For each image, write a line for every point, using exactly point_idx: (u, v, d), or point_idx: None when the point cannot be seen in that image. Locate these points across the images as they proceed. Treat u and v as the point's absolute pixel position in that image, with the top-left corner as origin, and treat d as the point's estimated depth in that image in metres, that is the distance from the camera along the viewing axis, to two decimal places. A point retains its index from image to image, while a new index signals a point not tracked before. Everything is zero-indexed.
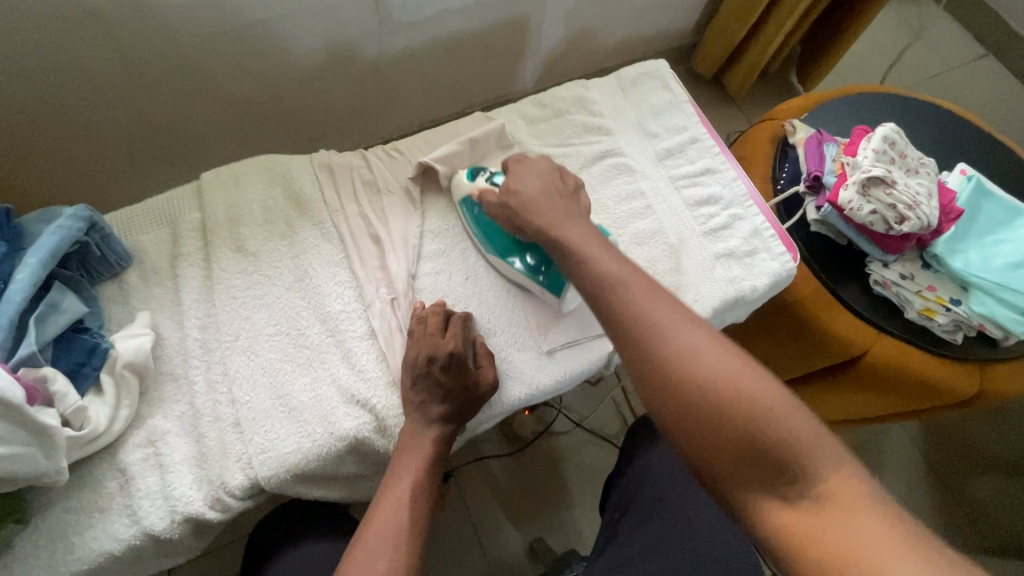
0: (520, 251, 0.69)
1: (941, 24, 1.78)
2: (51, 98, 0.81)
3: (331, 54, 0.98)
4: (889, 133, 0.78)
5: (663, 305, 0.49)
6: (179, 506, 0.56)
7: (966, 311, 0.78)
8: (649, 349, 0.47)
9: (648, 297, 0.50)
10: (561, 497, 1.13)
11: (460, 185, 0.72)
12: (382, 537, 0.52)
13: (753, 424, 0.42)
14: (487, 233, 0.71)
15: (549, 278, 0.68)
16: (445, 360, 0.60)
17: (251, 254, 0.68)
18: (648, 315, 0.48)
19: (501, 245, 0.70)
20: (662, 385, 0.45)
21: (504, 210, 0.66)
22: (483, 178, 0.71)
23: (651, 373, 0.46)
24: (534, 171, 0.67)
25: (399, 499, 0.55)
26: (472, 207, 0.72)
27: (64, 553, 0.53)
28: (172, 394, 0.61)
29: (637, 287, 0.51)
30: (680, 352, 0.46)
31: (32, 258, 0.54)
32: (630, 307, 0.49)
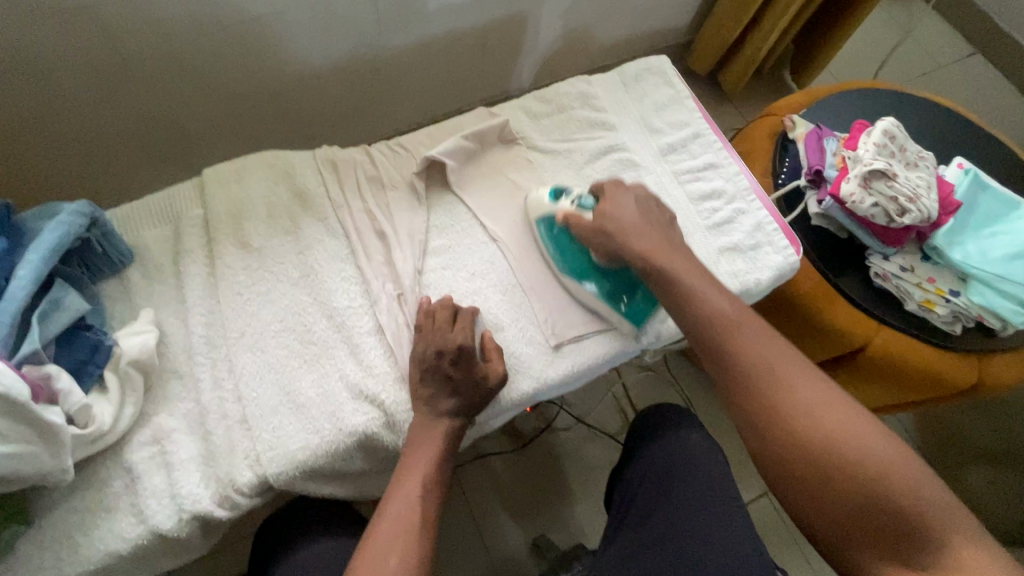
0: (601, 277, 0.70)
1: (930, 23, 1.81)
2: (46, 94, 0.80)
3: (330, 51, 0.97)
4: (890, 127, 0.78)
5: (773, 351, 0.54)
6: (186, 505, 0.55)
7: (965, 302, 0.79)
8: (761, 397, 0.52)
9: (767, 349, 0.54)
10: (564, 493, 1.13)
11: (541, 203, 0.72)
12: (394, 532, 0.51)
13: (868, 479, 0.46)
14: (572, 256, 0.71)
15: (631, 307, 0.70)
16: (454, 354, 0.60)
17: (255, 250, 0.67)
18: (765, 362, 0.53)
19: (581, 270, 0.71)
20: (779, 433, 0.50)
21: (602, 235, 0.67)
22: (568, 200, 0.72)
23: (765, 421, 0.51)
24: (631, 198, 0.69)
25: (410, 494, 0.55)
26: (552, 228, 0.72)
27: (68, 554, 0.52)
28: (177, 392, 0.60)
29: (745, 329, 0.56)
30: (800, 406, 0.50)
31: (34, 254, 0.54)
32: (748, 358, 0.54)
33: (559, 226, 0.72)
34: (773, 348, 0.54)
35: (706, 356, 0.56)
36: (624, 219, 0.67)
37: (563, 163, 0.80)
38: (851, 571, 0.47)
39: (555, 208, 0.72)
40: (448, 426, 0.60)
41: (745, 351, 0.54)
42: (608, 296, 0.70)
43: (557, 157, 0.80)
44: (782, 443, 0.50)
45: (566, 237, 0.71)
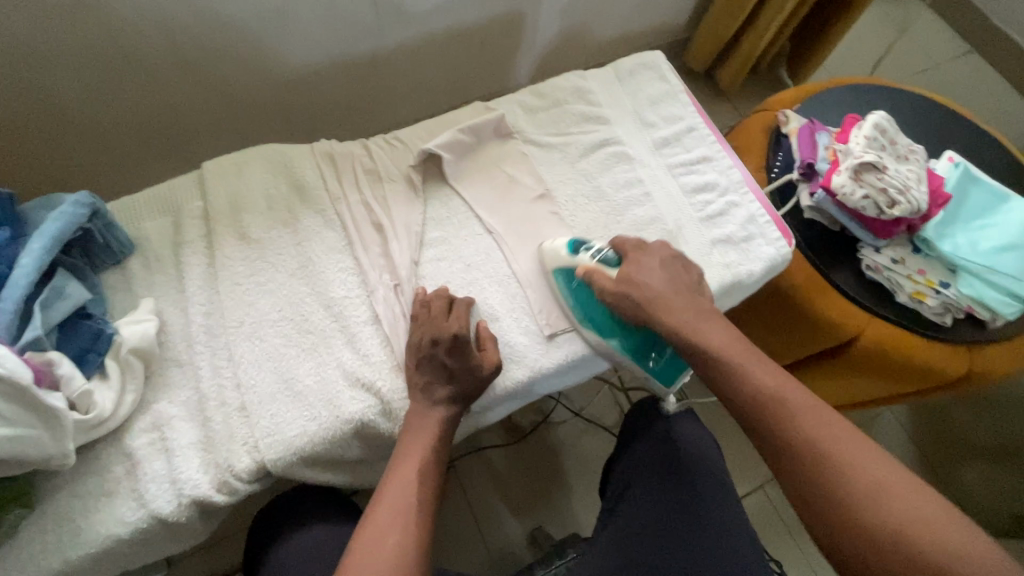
0: (627, 335, 0.70)
1: (927, 21, 1.82)
2: (47, 88, 0.81)
3: (329, 47, 0.98)
4: (880, 121, 0.79)
5: (824, 428, 0.52)
6: (186, 490, 0.56)
7: (955, 293, 0.80)
8: (815, 477, 0.50)
9: (815, 424, 0.52)
10: (560, 486, 1.14)
11: (559, 255, 0.70)
12: (390, 515, 0.52)
13: (941, 565, 0.43)
14: (597, 314, 0.70)
15: (659, 364, 0.72)
16: (449, 342, 0.61)
17: (254, 242, 0.68)
18: (815, 438, 0.52)
19: (605, 326, 0.70)
20: (838, 518, 0.48)
21: (629, 303, 0.66)
22: (588, 254, 0.70)
23: (822, 504, 0.49)
24: (657, 262, 0.68)
25: (407, 477, 0.56)
26: (571, 281, 0.70)
27: (70, 537, 0.53)
28: (177, 379, 0.61)
29: (794, 406, 0.54)
30: (858, 487, 0.48)
31: (37, 243, 0.55)
32: (798, 434, 0.52)
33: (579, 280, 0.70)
34: (826, 428, 0.52)
35: (756, 433, 0.55)
36: (653, 282, 0.66)
37: (559, 157, 0.81)
38: None
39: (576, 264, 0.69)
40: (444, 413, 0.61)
41: (797, 430, 0.52)
42: (636, 353, 0.71)
43: (552, 150, 0.81)
44: (843, 528, 0.48)
45: (588, 292, 0.70)
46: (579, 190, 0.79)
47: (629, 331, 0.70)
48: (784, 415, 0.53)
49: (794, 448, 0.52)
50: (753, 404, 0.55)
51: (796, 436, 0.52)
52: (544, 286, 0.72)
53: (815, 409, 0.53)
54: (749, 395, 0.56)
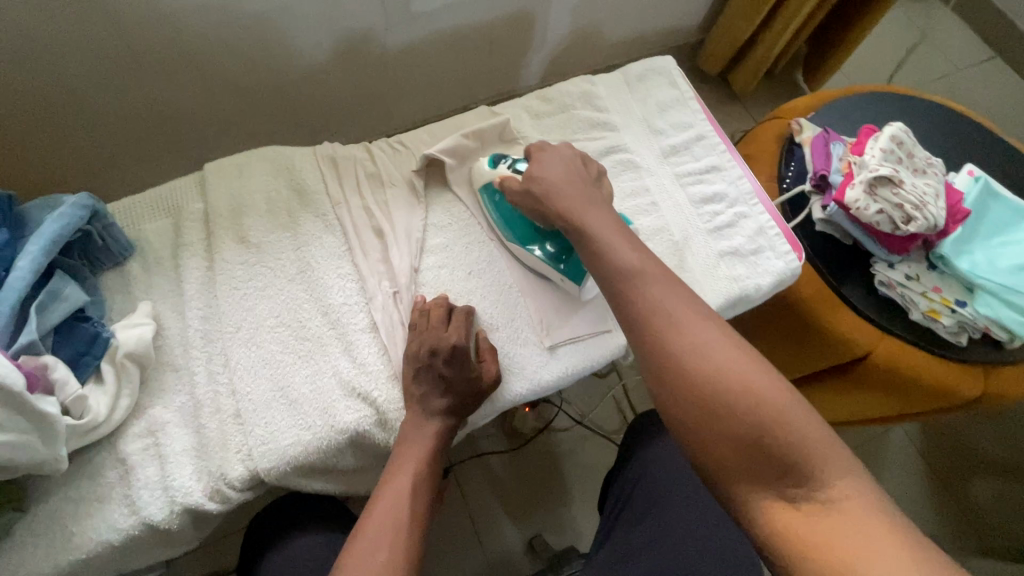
0: (540, 238, 0.70)
1: (949, 25, 1.78)
2: (54, 86, 0.81)
3: (337, 46, 0.98)
4: (898, 132, 0.77)
5: (682, 303, 0.49)
6: (178, 497, 0.56)
7: (971, 312, 0.78)
8: (655, 336, 0.48)
9: (664, 292, 0.50)
10: (560, 493, 1.12)
11: (482, 172, 0.72)
12: (382, 525, 0.52)
13: (752, 412, 0.43)
14: (513, 222, 0.71)
15: (571, 266, 0.69)
16: (448, 352, 0.60)
17: (253, 245, 0.68)
18: (660, 302, 0.49)
19: (522, 231, 0.70)
20: (668, 370, 0.46)
21: (527, 197, 0.65)
22: (505, 165, 0.71)
23: (656, 361, 0.47)
24: (557, 158, 0.67)
25: (399, 488, 0.56)
26: (494, 195, 0.72)
27: (62, 542, 0.53)
28: (173, 384, 0.61)
29: (654, 283, 0.51)
30: (692, 346, 0.46)
31: (34, 246, 0.54)
32: (645, 297, 0.50)
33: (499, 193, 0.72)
34: (683, 304, 0.49)
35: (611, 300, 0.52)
36: (546, 176, 0.64)
37: None
38: (734, 508, 0.43)
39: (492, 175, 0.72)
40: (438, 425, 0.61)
41: (649, 294, 0.50)
42: (550, 257, 0.69)
43: None
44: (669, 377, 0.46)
45: (506, 202, 0.71)
46: None
47: (543, 235, 0.69)
48: (643, 289, 0.51)
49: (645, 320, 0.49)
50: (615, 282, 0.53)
51: (650, 308, 0.49)
52: (472, 207, 0.75)
53: (676, 286, 0.51)
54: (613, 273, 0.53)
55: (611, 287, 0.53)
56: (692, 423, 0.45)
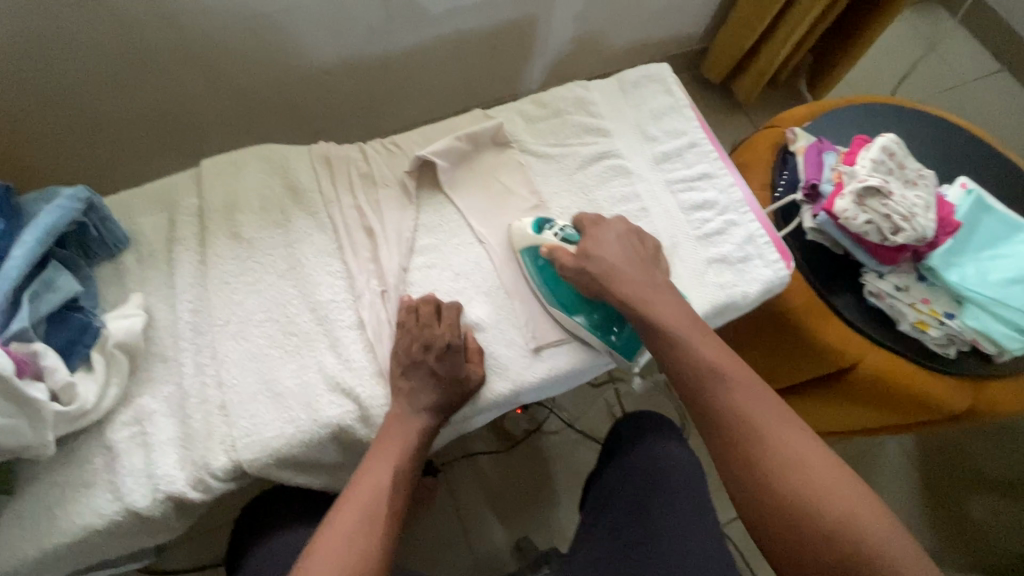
0: (589, 309, 0.69)
1: (956, 38, 1.77)
2: (60, 80, 0.83)
3: (339, 49, 0.99)
4: (889, 144, 0.77)
5: (762, 409, 0.56)
6: (161, 485, 0.57)
7: (959, 325, 0.77)
8: (741, 445, 0.55)
9: (746, 399, 0.57)
10: (549, 496, 1.13)
11: (526, 235, 0.71)
12: (354, 518, 0.52)
13: (830, 520, 0.49)
14: (560, 289, 0.70)
15: (621, 339, 0.70)
16: (443, 348, 0.62)
17: (246, 241, 0.69)
18: (742, 408, 0.56)
19: (569, 301, 0.70)
20: (753, 476, 0.53)
21: (584, 275, 0.67)
22: (552, 232, 0.71)
23: (743, 468, 0.54)
24: (613, 234, 0.70)
25: (377, 480, 0.56)
26: (537, 259, 0.71)
27: (47, 526, 0.54)
28: (161, 375, 0.62)
29: (732, 384, 0.58)
30: (775, 455, 0.53)
31: (30, 236, 0.56)
32: (728, 404, 0.57)
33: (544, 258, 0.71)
34: (761, 409, 0.56)
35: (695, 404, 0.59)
36: (612, 256, 0.67)
37: (556, 168, 0.80)
38: None
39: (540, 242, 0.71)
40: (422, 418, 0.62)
41: (733, 401, 0.57)
42: (598, 327, 0.69)
43: (550, 161, 0.80)
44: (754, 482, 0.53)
45: (551, 269, 0.71)
46: (574, 202, 0.78)
47: (593, 306, 0.70)
48: (724, 392, 0.57)
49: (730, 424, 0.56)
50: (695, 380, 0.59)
51: (734, 415, 0.56)
52: (509, 268, 0.73)
53: (758, 393, 0.57)
54: (694, 371, 0.60)
55: (694, 386, 0.60)
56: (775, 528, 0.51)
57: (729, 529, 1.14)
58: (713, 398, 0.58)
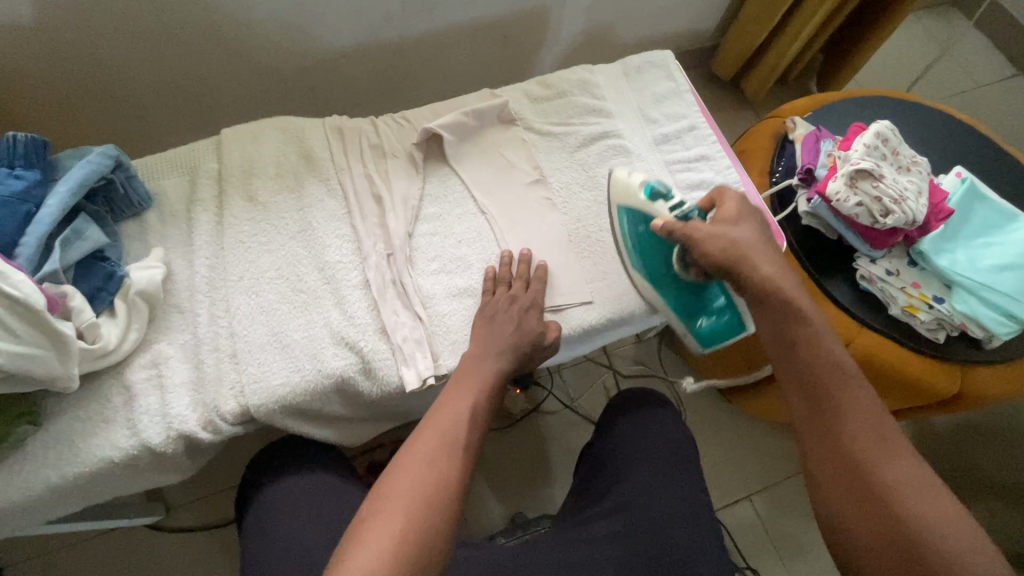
0: (677, 291, 0.73)
1: (970, 42, 1.77)
2: (92, 50, 0.88)
3: (356, 33, 1.03)
4: (884, 130, 0.79)
5: (873, 426, 0.52)
6: (174, 424, 0.61)
7: (948, 309, 0.79)
8: (844, 454, 0.52)
9: (860, 412, 0.53)
10: (545, 473, 1.16)
11: (634, 196, 0.71)
12: (436, 439, 0.52)
13: (929, 556, 0.45)
14: (648, 258, 0.72)
15: (705, 325, 0.75)
16: (527, 303, 0.67)
17: (261, 204, 0.73)
18: (850, 420, 0.53)
19: (661, 276, 0.73)
20: (850, 489, 0.50)
21: (710, 250, 0.62)
22: (666, 206, 0.68)
23: (841, 480, 0.51)
24: (746, 215, 0.66)
25: (456, 411, 0.55)
26: (636, 226, 0.72)
27: (68, 456, 0.59)
28: (178, 324, 0.66)
29: (850, 394, 0.54)
30: (880, 475, 0.50)
31: (63, 187, 0.60)
32: (835, 410, 0.53)
33: (646, 227, 0.72)
34: (875, 425, 0.52)
35: (798, 404, 0.56)
36: (741, 236, 0.63)
37: (558, 146, 0.83)
38: None
39: (641, 207, 0.70)
40: (500, 362, 0.62)
41: (843, 411, 0.53)
42: (682, 308, 0.75)
43: (553, 139, 0.83)
44: (850, 497, 0.50)
45: (650, 240, 0.72)
46: (574, 178, 0.81)
47: (684, 291, 0.73)
48: (846, 403, 0.53)
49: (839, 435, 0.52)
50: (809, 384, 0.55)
51: (841, 424, 0.53)
52: (610, 219, 0.76)
53: (874, 408, 0.53)
54: (807, 373, 0.56)
55: (804, 391, 0.56)
56: (865, 547, 0.49)
57: (721, 513, 1.16)
58: (832, 408, 0.54)
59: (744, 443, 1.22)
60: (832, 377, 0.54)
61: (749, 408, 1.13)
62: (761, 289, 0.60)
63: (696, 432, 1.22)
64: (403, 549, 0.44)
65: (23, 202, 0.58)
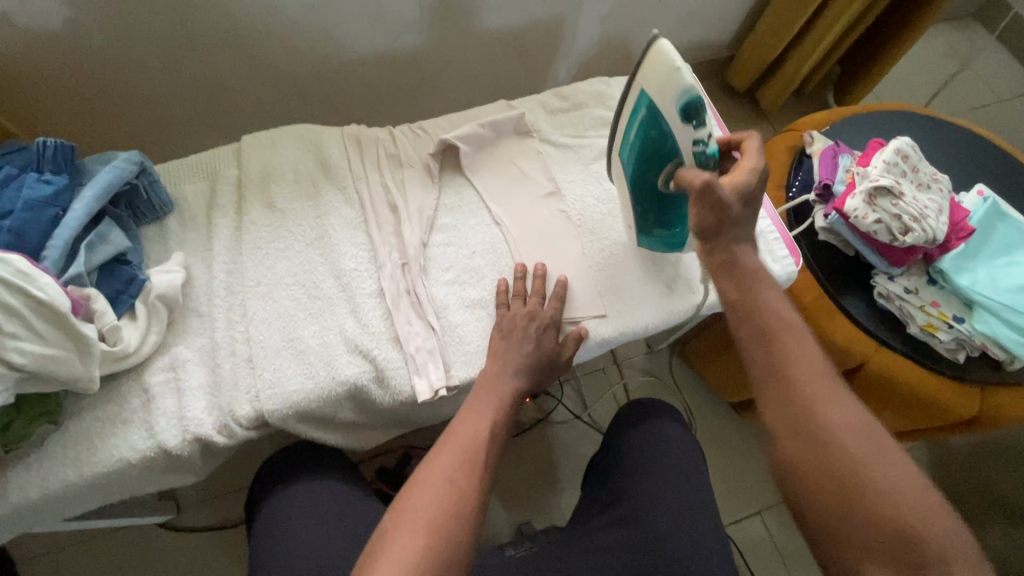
0: (643, 198, 0.68)
1: (992, 56, 1.75)
2: (118, 57, 0.90)
3: (374, 42, 1.05)
4: (903, 146, 0.78)
5: (814, 365, 0.52)
6: (190, 427, 0.61)
7: (969, 329, 0.77)
8: (783, 390, 0.52)
9: (799, 350, 0.53)
10: (552, 483, 1.15)
11: (667, 102, 0.59)
12: (455, 457, 0.52)
13: (860, 482, 0.47)
14: (639, 152, 0.64)
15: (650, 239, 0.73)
16: (546, 323, 0.67)
17: (279, 211, 0.74)
18: (793, 359, 0.52)
19: (637, 178, 0.66)
20: (789, 424, 0.51)
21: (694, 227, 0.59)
22: (695, 134, 0.59)
23: (781, 414, 0.51)
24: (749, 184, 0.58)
25: (473, 427, 0.56)
26: (648, 129, 0.62)
27: (87, 455, 0.60)
28: (196, 328, 0.67)
29: (799, 345, 0.53)
30: (816, 410, 0.50)
31: (89, 192, 0.62)
32: (778, 350, 0.53)
33: (655, 134, 0.62)
34: (820, 374, 0.52)
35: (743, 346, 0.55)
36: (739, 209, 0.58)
37: (573, 158, 0.83)
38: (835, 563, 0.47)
39: (659, 100, 0.59)
40: (517, 382, 0.62)
41: (785, 350, 0.53)
42: (640, 214, 0.70)
43: (568, 151, 0.83)
44: (789, 432, 0.51)
45: (648, 147, 0.63)
46: (589, 190, 0.81)
47: (649, 201, 0.68)
48: (788, 344, 0.53)
49: (791, 386, 0.52)
50: (761, 335, 0.54)
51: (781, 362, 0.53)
52: (624, 93, 0.64)
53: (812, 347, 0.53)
54: (758, 325, 0.55)
55: (756, 341, 0.54)
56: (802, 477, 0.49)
57: (730, 529, 1.15)
58: (774, 350, 0.53)
59: (755, 458, 1.21)
60: (783, 328, 0.54)
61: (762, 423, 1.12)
62: (718, 253, 0.58)
63: (705, 445, 1.21)
64: (433, 561, 0.45)
65: (49, 207, 0.59)
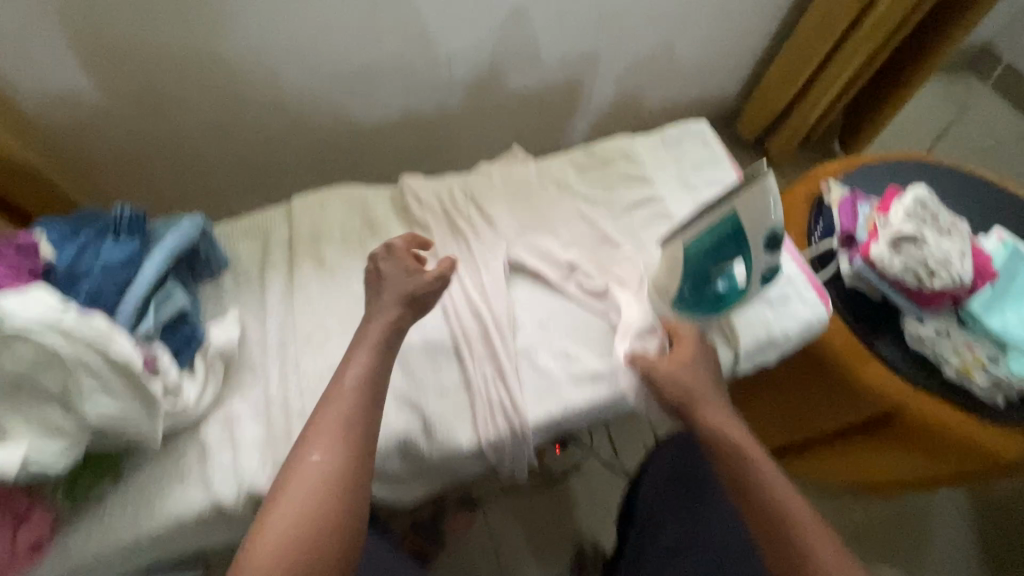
0: (691, 269, 0.70)
1: (989, 101, 1.83)
2: (174, 127, 0.97)
3: (405, 106, 1.12)
4: (921, 195, 0.82)
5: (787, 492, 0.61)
6: (246, 482, 0.63)
7: (1005, 370, 0.79)
8: (767, 513, 0.60)
9: (771, 479, 0.62)
10: (587, 537, 1.13)
11: (762, 230, 0.63)
12: (313, 452, 0.53)
13: None
14: (715, 247, 0.67)
15: (681, 302, 0.74)
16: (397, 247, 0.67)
17: (328, 268, 0.78)
18: (771, 489, 0.61)
19: (696, 255, 0.69)
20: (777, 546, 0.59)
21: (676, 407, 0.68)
22: (771, 264, 0.67)
23: (771, 534, 0.59)
24: (692, 353, 0.71)
25: (337, 407, 0.56)
26: (727, 238, 0.66)
27: (146, 513, 0.60)
28: (250, 382, 0.70)
29: (800, 519, 0.59)
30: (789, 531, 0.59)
31: (159, 254, 0.66)
32: (755, 479, 0.62)
33: (734, 242, 0.66)
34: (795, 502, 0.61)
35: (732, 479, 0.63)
36: (693, 377, 0.69)
37: (604, 211, 0.87)
38: None
39: (749, 227, 0.63)
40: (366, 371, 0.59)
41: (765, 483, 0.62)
42: (684, 280, 0.71)
43: (598, 205, 0.87)
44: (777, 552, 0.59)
45: (722, 245, 0.67)
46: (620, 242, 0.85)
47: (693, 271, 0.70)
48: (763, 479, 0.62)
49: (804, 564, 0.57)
50: (775, 526, 0.59)
51: (761, 487, 0.62)
52: (709, 205, 0.66)
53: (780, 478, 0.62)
54: (744, 466, 0.63)
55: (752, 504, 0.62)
56: None
57: None
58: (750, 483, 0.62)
59: None
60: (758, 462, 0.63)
61: (797, 469, 1.09)
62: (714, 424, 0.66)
63: None
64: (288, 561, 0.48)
65: (123, 270, 0.63)
